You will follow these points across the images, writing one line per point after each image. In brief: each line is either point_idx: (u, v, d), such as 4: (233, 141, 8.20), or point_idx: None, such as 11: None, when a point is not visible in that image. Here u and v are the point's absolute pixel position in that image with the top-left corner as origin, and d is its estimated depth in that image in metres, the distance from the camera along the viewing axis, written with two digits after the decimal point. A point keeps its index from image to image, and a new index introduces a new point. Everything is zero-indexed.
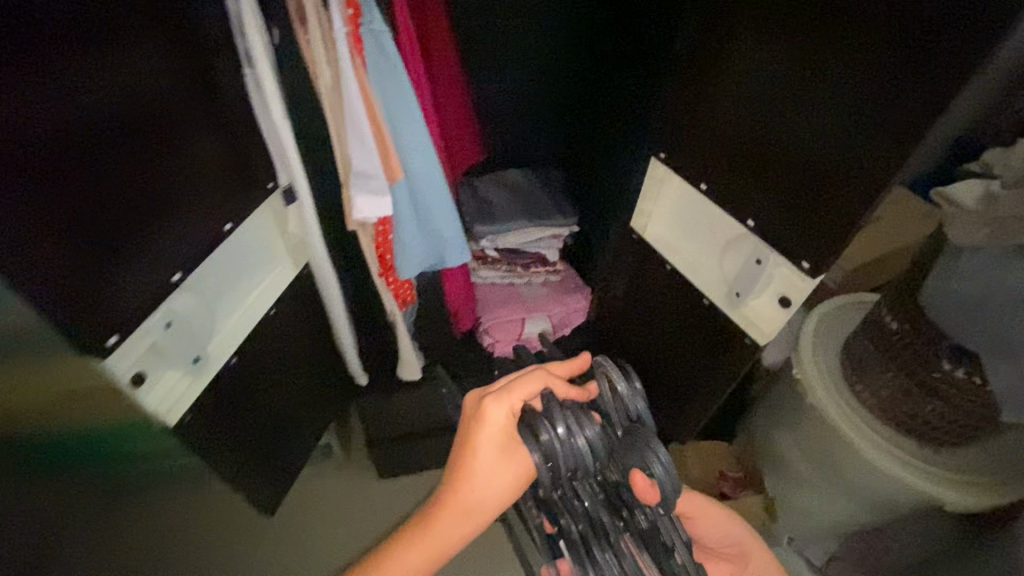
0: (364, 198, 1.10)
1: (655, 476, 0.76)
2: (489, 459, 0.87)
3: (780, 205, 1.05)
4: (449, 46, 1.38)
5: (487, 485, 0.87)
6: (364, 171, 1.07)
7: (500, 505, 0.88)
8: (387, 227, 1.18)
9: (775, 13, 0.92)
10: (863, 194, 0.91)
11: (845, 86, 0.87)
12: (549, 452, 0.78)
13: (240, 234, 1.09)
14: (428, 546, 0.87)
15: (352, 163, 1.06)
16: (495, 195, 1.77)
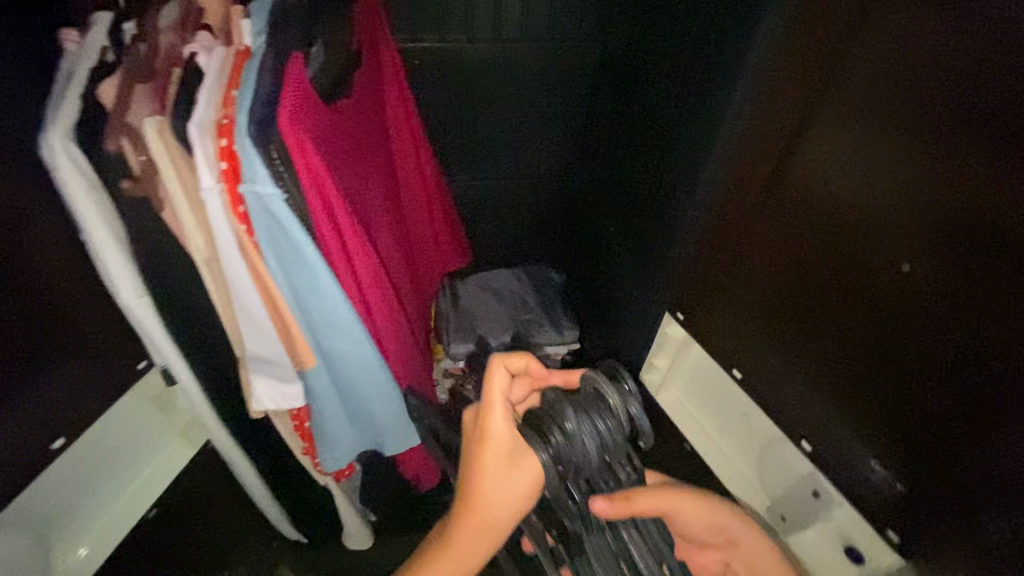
0: (266, 388, 0.82)
1: (612, 420, 0.63)
2: (496, 466, 0.60)
3: (834, 397, 0.77)
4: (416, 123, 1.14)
5: (499, 484, 0.60)
6: (264, 356, 0.78)
7: (519, 463, 0.60)
8: (303, 413, 0.89)
9: (846, 123, 0.69)
10: (920, 403, 0.65)
11: (927, 268, 0.62)
12: (564, 452, 0.60)
13: (132, 430, 1.02)
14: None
15: (247, 348, 0.78)
16: (479, 303, 1.42)
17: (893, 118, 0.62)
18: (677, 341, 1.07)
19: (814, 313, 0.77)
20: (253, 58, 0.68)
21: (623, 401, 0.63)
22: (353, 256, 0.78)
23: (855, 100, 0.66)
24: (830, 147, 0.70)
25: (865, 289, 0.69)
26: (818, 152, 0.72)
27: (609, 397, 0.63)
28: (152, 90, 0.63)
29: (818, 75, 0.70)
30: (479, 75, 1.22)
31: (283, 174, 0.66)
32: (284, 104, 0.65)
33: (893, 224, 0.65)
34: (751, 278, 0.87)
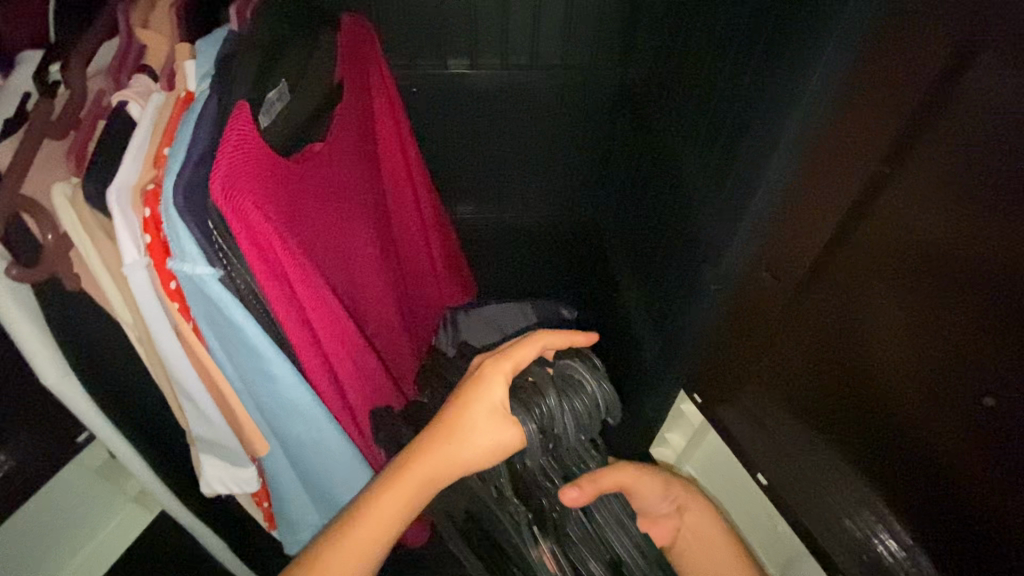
0: (217, 469, 0.72)
1: (592, 396, 0.65)
2: (485, 412, 0.59)
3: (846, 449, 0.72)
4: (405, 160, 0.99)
5: (480, 428, 0.59)
6: (212, 439, 0.69)
7: (500, 426, 0.59)
8: (263, 492, 0.80)
9: (947, 180, 0.52)
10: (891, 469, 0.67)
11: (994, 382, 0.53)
12: (551, 422, 0.62)
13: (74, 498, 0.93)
14: (377, 530, 0.57)
15: (192, 428, 0.68)
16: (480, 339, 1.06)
17: (989, 246, 0.50)
18: (692, 424, 1.00)
19: (869, 418, 0.68)
20: (193, 106, 0.57)
21: (599, 380, 0.65)
22: (323, 339, 0.66)
23: (925, 210, 0.55)
24: (892, 252, 0.59)
25: (928, 404, 0.60)
26: (871, 251, 0.61)
27: (583, 380, 0.65)
28: (70, 147, 0.53)
29: (885, 160, 0.56)
30: (486, 104, 1.10)
31: (214, 241, 0.55)
32: (218, 171, 0.53)
33: (987, 359, 0.53)
34: (790, 366, 0.77)
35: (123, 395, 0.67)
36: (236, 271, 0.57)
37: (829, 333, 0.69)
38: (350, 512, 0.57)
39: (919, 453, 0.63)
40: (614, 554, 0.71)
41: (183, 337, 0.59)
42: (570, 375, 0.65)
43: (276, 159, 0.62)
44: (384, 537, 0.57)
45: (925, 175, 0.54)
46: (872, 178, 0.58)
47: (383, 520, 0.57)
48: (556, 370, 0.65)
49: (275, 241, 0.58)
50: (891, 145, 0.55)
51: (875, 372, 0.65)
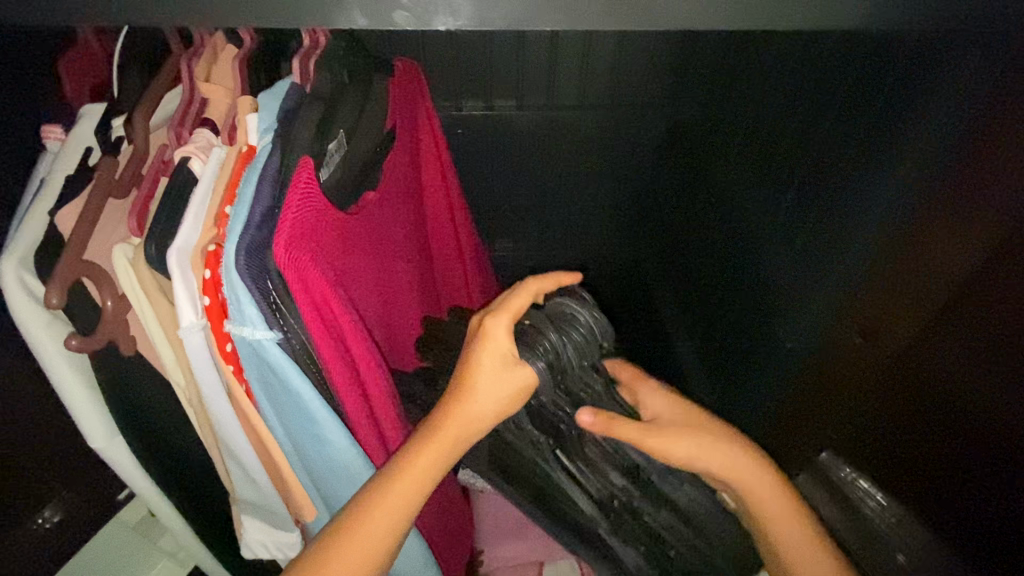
0: (259, 528, 0.69)
1: (588, 328, 0.52)
2: (495, 366, 0.49)
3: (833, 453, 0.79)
4: (448, 196, 0.94)
5: (490, 382, 0.49)
6: (258, 501, 0.67)
7: (518, 380, 0.49)
8: None
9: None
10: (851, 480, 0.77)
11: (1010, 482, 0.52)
12: (557, 364, 0.50)
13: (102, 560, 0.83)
14: (404, 498, 0.50)
15: (237, 484, 0.65)
16: None
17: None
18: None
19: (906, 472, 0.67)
20: (256, 161, 0.56)
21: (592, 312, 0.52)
22: (376, 401, 0.61)
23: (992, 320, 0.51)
24: (957, 348, 0.55)
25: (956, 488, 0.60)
26: (941, 345, 0.57)
27: (569, 314, 0.52)
28: (132, 207, 0.52)
29: (991, 250, 0.50)
30: (533, 143, 1.08)
31: (275, 304, 0.52)
32: (282, 230, 0.50)
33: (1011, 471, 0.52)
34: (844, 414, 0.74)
35: (167, 457, 0.64)
36: (294, 334, 0.53)
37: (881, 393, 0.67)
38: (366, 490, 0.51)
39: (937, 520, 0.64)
40: (635, 461, 0.61)
41: (236, 395, 0.57)
42: (561, 313, 0.51)
43: (335, 215, 0.58)
44: (407, 511, 0.51)
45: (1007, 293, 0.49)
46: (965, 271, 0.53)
47: (403, 497, 0.50)
48: (547, 307, 0.52)
49: (333, 300, 0.54)
50: (994, 242, 0.50)
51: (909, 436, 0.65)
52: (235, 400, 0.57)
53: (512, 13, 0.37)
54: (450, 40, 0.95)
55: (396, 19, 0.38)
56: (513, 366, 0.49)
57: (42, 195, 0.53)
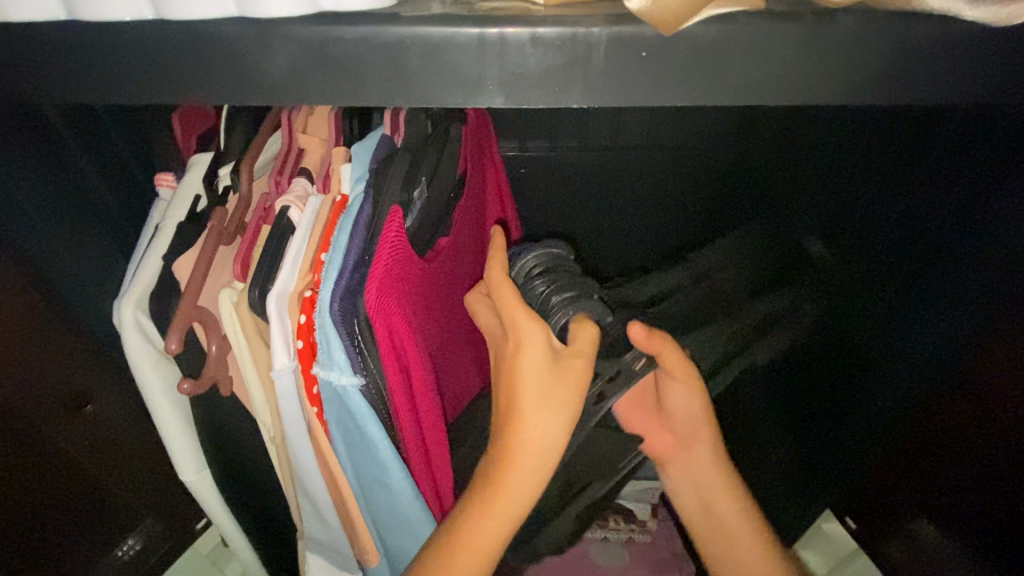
0: (322, 564, 0.70)
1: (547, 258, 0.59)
2: (541, 368, 0.51)
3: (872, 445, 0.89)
4: (506, 234, 0.96)
5: (536, 403, 0.50)
6: (325, 540, 0.67)
7: (569, 395, 0.51)
8: None
9: None
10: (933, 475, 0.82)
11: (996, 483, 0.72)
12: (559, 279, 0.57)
13: None
14: (504, 507, 0.51)
15: (307, 521, 0.66)
16: None
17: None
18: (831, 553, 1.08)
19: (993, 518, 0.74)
20: (350, 210, 0.58)
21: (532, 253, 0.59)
22: (433, 443, 0.62)
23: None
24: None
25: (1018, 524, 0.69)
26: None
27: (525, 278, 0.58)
28: (236, 254, 0.55)
29: None
30: (594, 185, 1.08)
31: (360, 352, 0.53)
32: (374, 278, 0.52)
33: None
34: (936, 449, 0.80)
35: (242, 490, 0.66)
36: (375, 379, 0.55)
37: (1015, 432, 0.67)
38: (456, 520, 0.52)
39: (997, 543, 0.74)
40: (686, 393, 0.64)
41: (315, 435, 0.58)
42: (525, 278, 0.58)
43: (416, 261, 0.60)
44: (506, 523, 0.52)
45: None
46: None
47: (502, 519, 0.52)
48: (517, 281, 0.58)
49: (407, 345, 0.55)
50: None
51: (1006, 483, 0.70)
52: (315, 440, 0.59)
53: (645, 90, 0.37)
54: None
55: (529, 97, 0.38)
56: (559, 381, 0.51)
57: (154, 243, 0.57)
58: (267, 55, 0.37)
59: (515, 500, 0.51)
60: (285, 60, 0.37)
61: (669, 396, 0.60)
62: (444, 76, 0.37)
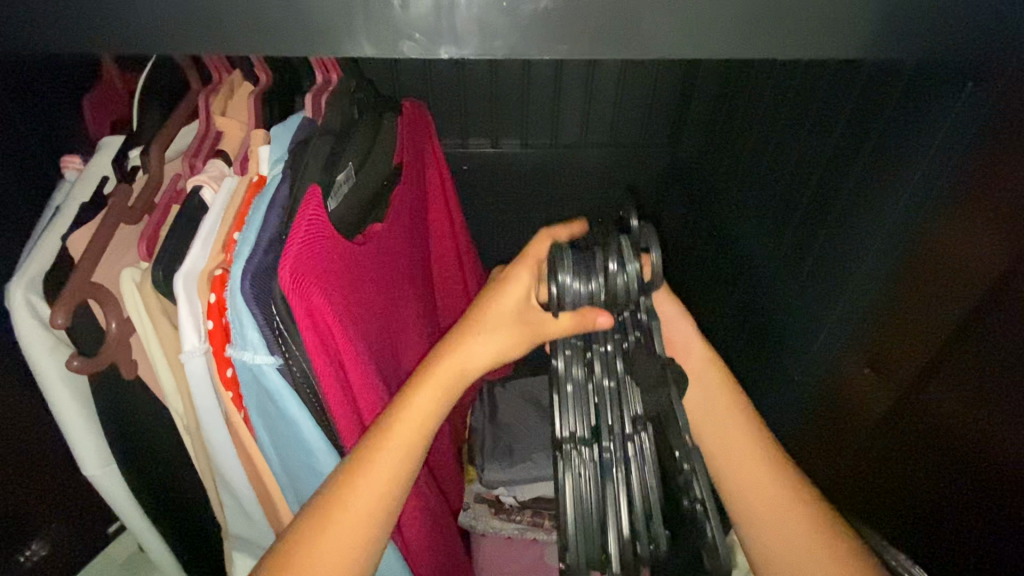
0: (246, 562, 0.67)
1: (603, 268, 0.47)
2: (514, 310, 0.52)
3: (822, 453, 0.79)
4: (452, 226, 0.96)
5: (484, 336, 0.51)
6: (249, 537, 0.65)
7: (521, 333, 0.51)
8: None
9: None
10: (873, 472, 0.73)
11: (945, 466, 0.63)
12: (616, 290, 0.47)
13: None
14: (400, 452, 0.47)
15: (229, 515, 0.63)
16: (519, 419, 1.09)
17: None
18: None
19: (934, 500, 0.65)
20: (266, 189, 0.57)
21: (608, 253, 0.47)
22: (373, 428, 0.59)
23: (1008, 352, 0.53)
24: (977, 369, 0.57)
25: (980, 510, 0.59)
26: (960, 372, 0.59)
27: (617, 283, 0.47)
28: (142, 233, 0.54)
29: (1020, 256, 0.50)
30: (537, 182, 1.10)
31: (274, 329, 0.51)
32: (288, 253, 0.50)
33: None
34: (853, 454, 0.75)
35: (156, 486, 0.63)
36: (295, 360, 0.53)
37: (909, 420, 0.66)
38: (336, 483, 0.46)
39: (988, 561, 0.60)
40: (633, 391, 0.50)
41: (231, 420, 0.56)
42: (619, 283, 0.47)
43: (342, 243, 0.58)
44: (400, 472, 0.47)
45: (1012, 320, 0.52)
46: (978, 297, 0.55)
47: (392, 461, 0.47)
48: (597, 289, 0.47)
49: (335, 326, 0.53)
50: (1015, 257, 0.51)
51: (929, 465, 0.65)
52: (233, 429, 0.57)
53: (525, 41, 0.37)
54: (456, 82, 0.98)
55: (402, 48, 0.37)
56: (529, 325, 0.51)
57: (54, 223, 0.54)
58: (136, 3, 0.35)
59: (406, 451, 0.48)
60: (146, 10, 0.35)
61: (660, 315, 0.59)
62: (307, 25, 0.36)
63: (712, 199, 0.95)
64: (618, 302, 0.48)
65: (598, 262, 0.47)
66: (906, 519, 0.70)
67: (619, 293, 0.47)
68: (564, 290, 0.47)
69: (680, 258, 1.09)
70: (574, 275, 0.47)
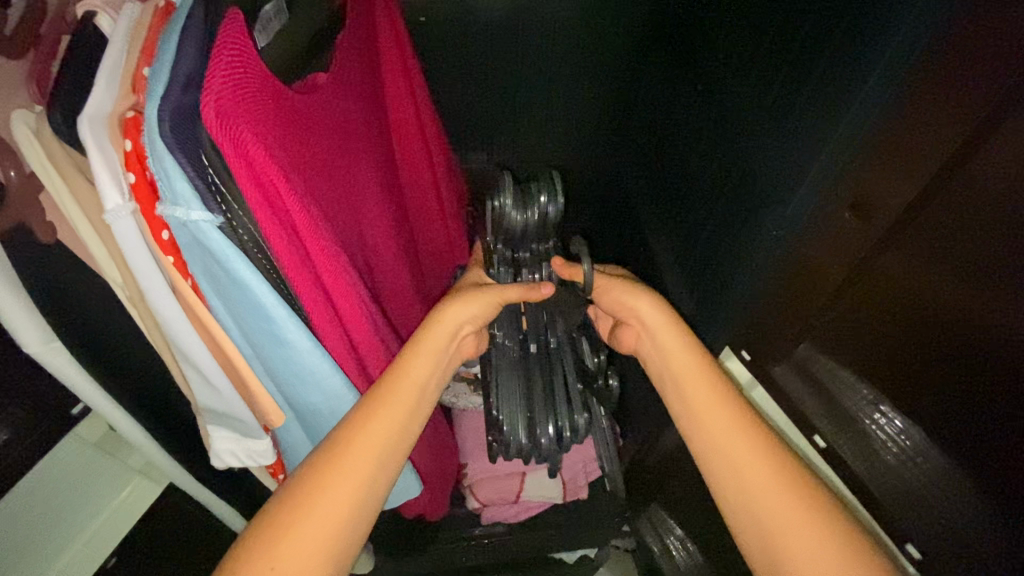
0: (222, 434, 0.66)
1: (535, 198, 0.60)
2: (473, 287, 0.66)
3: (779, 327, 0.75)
4: (409, 86, 0.86)
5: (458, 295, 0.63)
6: (221, 408, 0.63)
7: (488, 300, 0.63)
8: (278, 463, 0.76)
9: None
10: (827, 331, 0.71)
11: (909, 338, 0.60)
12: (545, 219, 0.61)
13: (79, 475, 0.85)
14: (402, 406, 0.56)
15: (195, 388, 0.61)
16: None
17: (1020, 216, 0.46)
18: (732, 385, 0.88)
19: (895, 375, 0.64)
20: (175, 17, 0.48)
21: (541, 189, 0.60)
22: (338, 295, 0.56)
23: (978, 208, 0.50)
24: (944, 235, 0.53)
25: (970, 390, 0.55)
26: (927, 224, 0.55)
27: (547, 212, 0.61)
28: (29, 68, 0.45)
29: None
30: (500, 35, 1.00)
31: (212, 184, 0.46)
32: (211, 89, 0.43)
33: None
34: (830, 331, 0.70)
35: (112, 364, 0.59)
36: (237, 218, 0.48)
37: (873, 300, 0.63)
38: (360, 408, 0.54)
39: (978, 436, 0.55)
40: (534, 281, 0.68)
41: (180, 287, 0.52)
42: (548, 209, 0.60)
43: (280, 93, 0.51)
44: (403, 419, 0.55)
45: (992, 170, 0.48)
46: (952, 152, 0.50)
47: (395, 410, 0.55)
48: (531, 215, 0.60)
49: (281, 180, 0.47)
50: (1004, 91, 0.44)
51: (907, 341, 0.61)
52: (182, 296, 0.52)
53: None
54: None
55: None
56: (494, 290, 0.63)
57: None
58: None
59: (414, 383, 0.57)
60: None
61: (636, 305, 0.65)
62: None
63: (686, 47, 0.89)
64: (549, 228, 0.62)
65: (533, 196, 0.60)
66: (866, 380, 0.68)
67: (546, 221, 0.62)
68: (504, 210, 0.60)
69: (649, 122, 1.04)
70: (504, 200, 0.60)
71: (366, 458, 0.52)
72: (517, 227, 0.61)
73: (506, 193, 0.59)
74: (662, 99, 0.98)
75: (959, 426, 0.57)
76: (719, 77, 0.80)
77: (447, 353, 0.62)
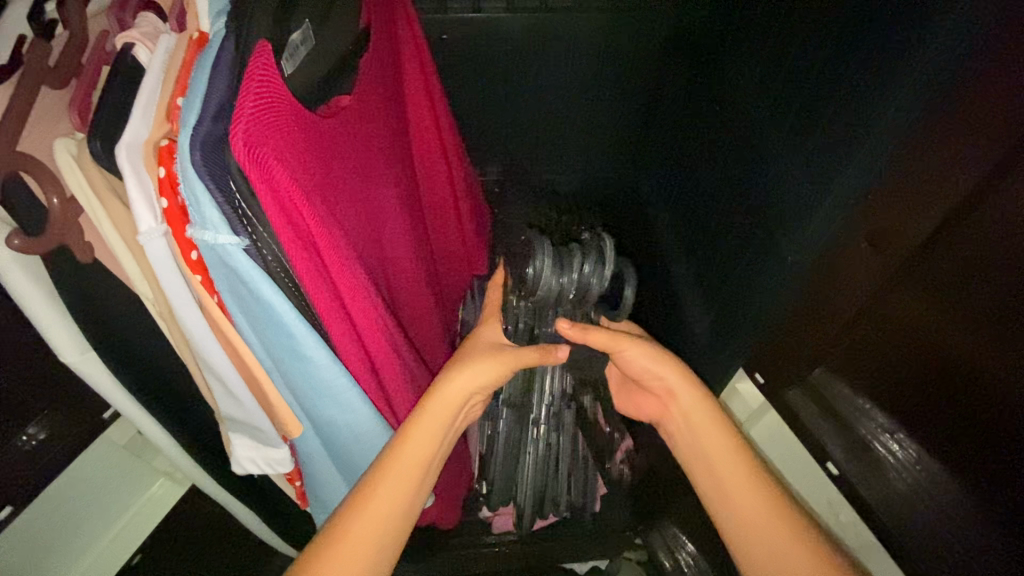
0: (241, 442, 0.68)
1: (576, 268, 0.57)
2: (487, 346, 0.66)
3: (793, 349, 0.74)
4: (431, 104, 0.88)
5: (473, 360, 0.63)
6: (240, 418, 0.66)
7: (503, 362, 0.64)
8: (294, 469, 0.78)
9: None
10: (843, 357, 0.70)
11: (929, 366, 0.59)
12: (581, 289, 0.58)
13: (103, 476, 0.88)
14: (404, 485, 0.57)
15: (217, 396, 0.64)
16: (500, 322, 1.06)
17: None
18: (747, 407, 0.87)
19: (909, 402, 0.63)
20: (208, 48, 0.50)
21: (587, 258, 0.57)
22: (357, 314, 0.58)
23: (999, 248, 0.50)
24: (968, 265, 0.53)
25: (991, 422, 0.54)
26: (952, 256, 0.54)
27: (586, 283, 0.57)
28: (72, 96, 0.48)
29: None
30: (522, 52, 1.00)
31: (239, 210, 0.48)
32: (240, 119, 0.45)
33: None
34: (848, 358, 0.69)
35: (139, 371, 0.62)
36: (262, 241, 0.50)
37: (889, 328, 0.62)
38: (363, 487, 0.56)
39: (995, 468, 0.54)
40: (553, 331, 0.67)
41: (205, 304, 0.54)
42: (591, 281, 0.57)
43: (305, 118, 0.53)
44: (405, 497, 0.57)
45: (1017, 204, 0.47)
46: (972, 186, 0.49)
47: (397, 490, 0.57)
48: (569, 283, 0.57)
49: (303, 206, 0.49)
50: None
51: (924, 370, 0.60)
52: (208, 313, 0.55)
53: None
54: None
55: None
56: (509, 354, 0.64)
57: None
58: None
59: (419, 457, 0.59)
60: None
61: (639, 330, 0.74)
62: None
63: (709, 66, 0.88)
64: (583, 295, 0.59)
65: (575, 263, 0.57)
66: (883, 405, 0.67)
67: (583, 290, 0.58)
68: (541, 277, 0.55)
69: (669, 140, 1.04)
70: (540, 267, 0.55)
71: (365, 541, 0.54)
72: (551, 295, 0.57)
73: (545, 260, 0.55)
74: (682, 116, 0.98)
75: (969, 461, 0.57)
76: (739, 97, 0.79)
77: (456, 416, 0.63)
